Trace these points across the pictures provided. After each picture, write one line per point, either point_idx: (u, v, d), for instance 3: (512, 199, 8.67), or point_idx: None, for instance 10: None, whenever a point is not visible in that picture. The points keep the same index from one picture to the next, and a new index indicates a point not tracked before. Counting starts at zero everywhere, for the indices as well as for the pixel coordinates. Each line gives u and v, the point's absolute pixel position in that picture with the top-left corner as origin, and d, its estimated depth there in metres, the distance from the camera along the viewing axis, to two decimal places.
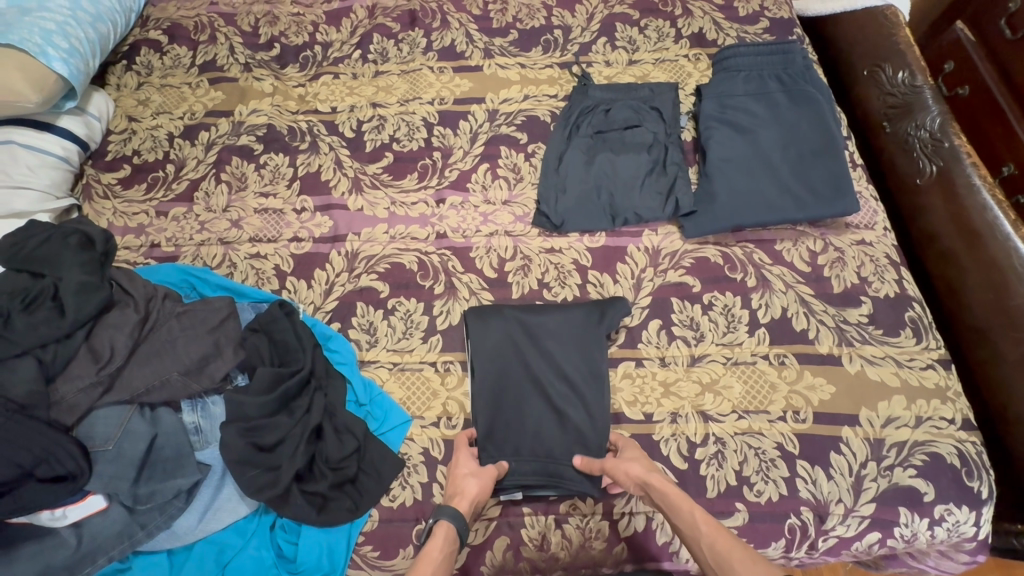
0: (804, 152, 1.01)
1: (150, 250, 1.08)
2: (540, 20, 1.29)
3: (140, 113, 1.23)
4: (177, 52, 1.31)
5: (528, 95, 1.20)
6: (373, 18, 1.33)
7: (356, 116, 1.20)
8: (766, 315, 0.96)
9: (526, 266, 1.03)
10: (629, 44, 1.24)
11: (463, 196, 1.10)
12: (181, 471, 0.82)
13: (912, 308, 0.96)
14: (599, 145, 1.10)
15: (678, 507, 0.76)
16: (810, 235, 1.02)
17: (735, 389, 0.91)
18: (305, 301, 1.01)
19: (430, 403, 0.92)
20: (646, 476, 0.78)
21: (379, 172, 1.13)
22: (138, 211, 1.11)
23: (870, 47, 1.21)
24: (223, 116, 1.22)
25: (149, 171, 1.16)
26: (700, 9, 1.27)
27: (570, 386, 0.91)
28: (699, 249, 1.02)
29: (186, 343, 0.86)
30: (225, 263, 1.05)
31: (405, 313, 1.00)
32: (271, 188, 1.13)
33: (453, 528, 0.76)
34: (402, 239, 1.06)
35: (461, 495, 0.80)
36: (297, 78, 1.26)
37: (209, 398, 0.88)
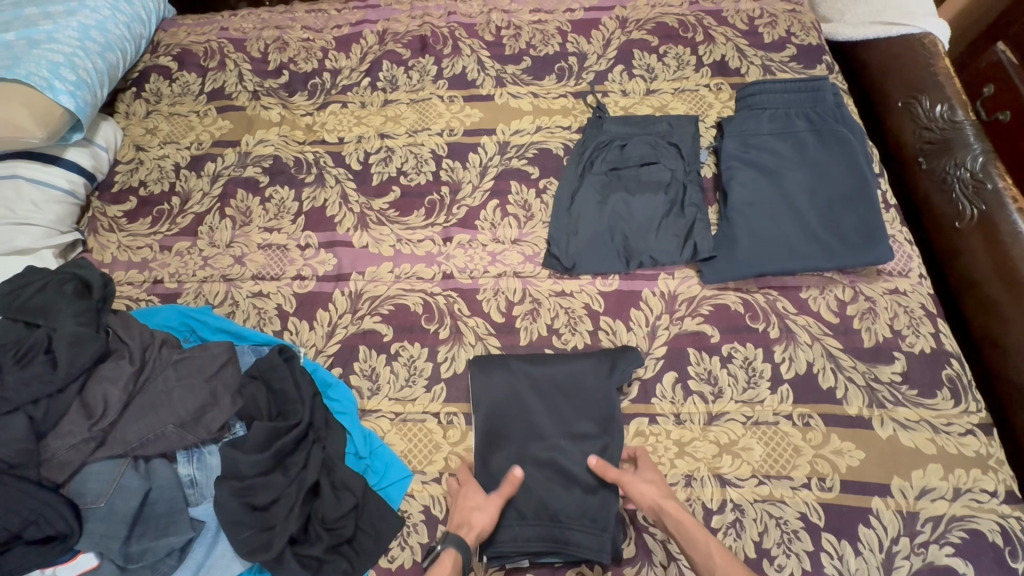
0: (834, 197, 0.95)
1: (153, 286, 1.06)
2: (554, 46, 1.25)
3: (147, 142, 1.22)
4: (186, 79, 1.30)
5: (540, 127, 1.15)
6: (383, 44, 1.30)
7: (363, 147, 1.17)
8: (790, 370, 0.90)
9: (535, 311, 0.98)
10: (647, 72, 1.19)
11: (471, 234, 1.06)
12: (174, 528, 0.79)
13: (949, 365, 0.89)
14: (613, 183, 1.05)
15: (691, 537, 0.72)
16: (839, 283, 0.95)
17: (755, 451, 0.85)
18: (307, 344, 0.98)
19: (432, 456, 0.89)
20: (659, 500, 0.76)
21: (385, 207, 1.10)
22: (142, 245, 1.10)
23: (905, 78, 1.14)
24: (230, 146, 1.20)
25: (154, 204, 1.14)
26: (722, 35, 1.21)
27: (579, 445, 0.86)
28: (719, 295, 0.96)
29: (182, 394, 0.85)
30: (227, 301, 1.03)
31: (408, 359, 0.96)
32: (275, 222, 1.10)
33: (459, 557, 0.73)
34: (407, 279, 1.03)
35: (470, 526, 0.76)
36: (305, 106, 1.24)
37: (205, 448, 0.86)
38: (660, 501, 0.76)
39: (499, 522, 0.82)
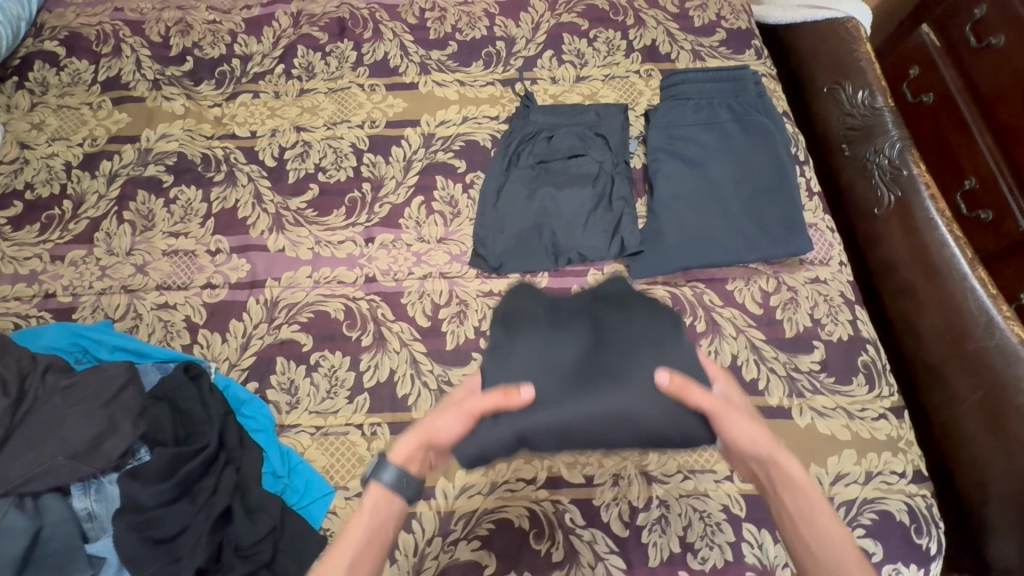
0: (756, 188, 0.93)
1: (45, 301, 0.97)
2: (481, 30, 1.19)
3: (33, 139, 1.10)
4: (76, 66, 1.18)
5: (467, 117, 1.10)
6: (297, 27, 1.20)
7: (278, 141, 1.09)
8: (715, 364, 0.90)
9: (461, 313, 0.95)
10: (577, 58, 1.15)
11: (394, 233, 1.01)
12: (71, 567, 0.74)
13: (865, 351, 0.91)
14: (541, 176, 1.01)
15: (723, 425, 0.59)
16: (763, 274, 0.96)
17: (680, 447, 0.86)
18: (219, 358, 0.92)
19: (355, 470, 0.85)
20: (744, 444, 0.57)
21: (303, 207, 1.03)
22: (31, 255, 1.00)
23: (829, 63, 1.14)
24: (129, 142, 1.10)
25: (43, 209, 1.04)
26: (653, 18, 1.18)
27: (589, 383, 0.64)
28: (647, 289, 0.95)
29: (74, 423, 0.78)
30: (129, 314, 0.95)
31: (329, 369, 0.91)
32: (182, 226, 1.02)
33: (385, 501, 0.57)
34: (328, 283, 0.97)
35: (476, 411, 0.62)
36: (213, 97, 1.14)
37: (105, 478, 0.79)
38: (770, 467, 0.56)
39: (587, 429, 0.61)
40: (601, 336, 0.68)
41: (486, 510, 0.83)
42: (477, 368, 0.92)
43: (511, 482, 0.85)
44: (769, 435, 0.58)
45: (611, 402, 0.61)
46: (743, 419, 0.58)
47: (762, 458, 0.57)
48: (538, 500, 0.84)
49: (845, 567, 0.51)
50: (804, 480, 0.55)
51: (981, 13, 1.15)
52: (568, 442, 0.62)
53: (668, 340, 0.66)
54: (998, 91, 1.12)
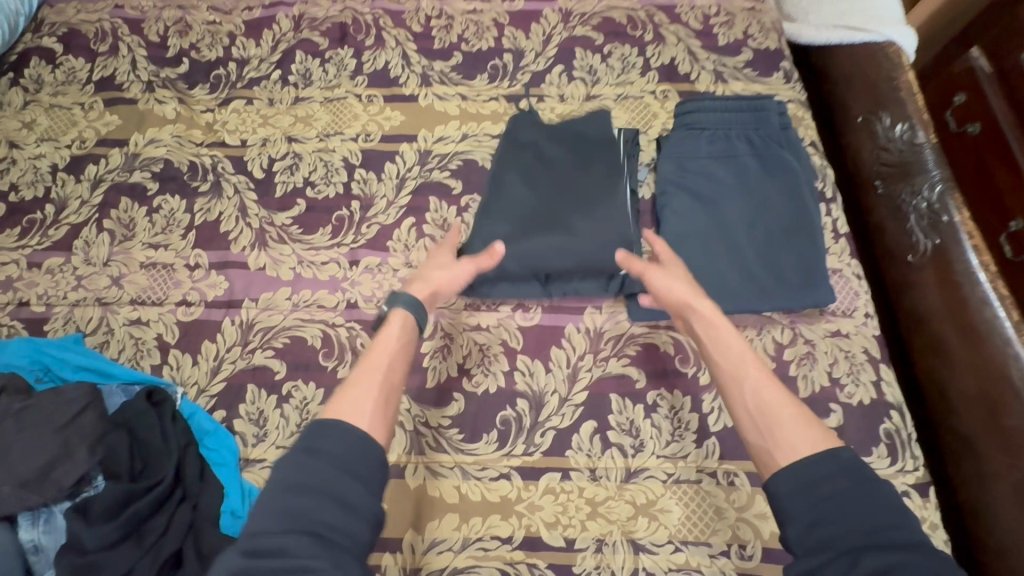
0: (773, 231, 0.84)
1: (17, 310, 0.93)
2: (488, 41, 1.12)
3: (23, 139, 1.08)
4: (72, 64, 1.15)
5: (466, 134, 1.04)
6: (298, 31, 1.15)
7: (268, 152, 1.04)
8: (718, 422, 0.82)
9: (446, 347, 0.89)
10: (588, 75, 1.08)
11: (381, 257, 0.95)
12: None
13: (888, 418, 0.82)
14: (537, 178, 0.93)
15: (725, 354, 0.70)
16: (778, 323, 0.87)
17: (673, 514, 0.78)
18: (188, 382, 0.87)
19: None
20: (692, 299, 0.75)
21: (288, 223, 0.98)
22: (8, 260, 0.97)
23: (867, 91, 1.04)
24: (117, 145, 1.06)
25: (25, 212, 1.01)
26: (674, 34, 1.10)
27: (551, 218, 0.89)
28: (649, 333, 0.88)
29: (25, 449, 0.75)
30: (101, 329, 0.91)
31: (301, 401, 0.86)
32: (163, 237, 0.98)
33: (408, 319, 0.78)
34: (307, 307, 0.92)
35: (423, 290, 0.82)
36: (206, 101, 1.10)
37: (55, 508, 0.75)
38: (727, 329, 0.72)
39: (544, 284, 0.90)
40: (559, 204, 0.90)
41: (455, 570, 0.77)
42: (457, 411, 0.85)
43: (484, 539, 0.78)
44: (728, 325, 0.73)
45: (569, 241, 0.87)
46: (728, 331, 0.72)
47: (709, 337, 0.73)
48: (512, 561, 0.77)
49: (793, 449, 0.59)
50: (739, 343, 0.70)
51: None
52: (534, 270, 0.87)
53: (617, 201, 0.90)
54: None
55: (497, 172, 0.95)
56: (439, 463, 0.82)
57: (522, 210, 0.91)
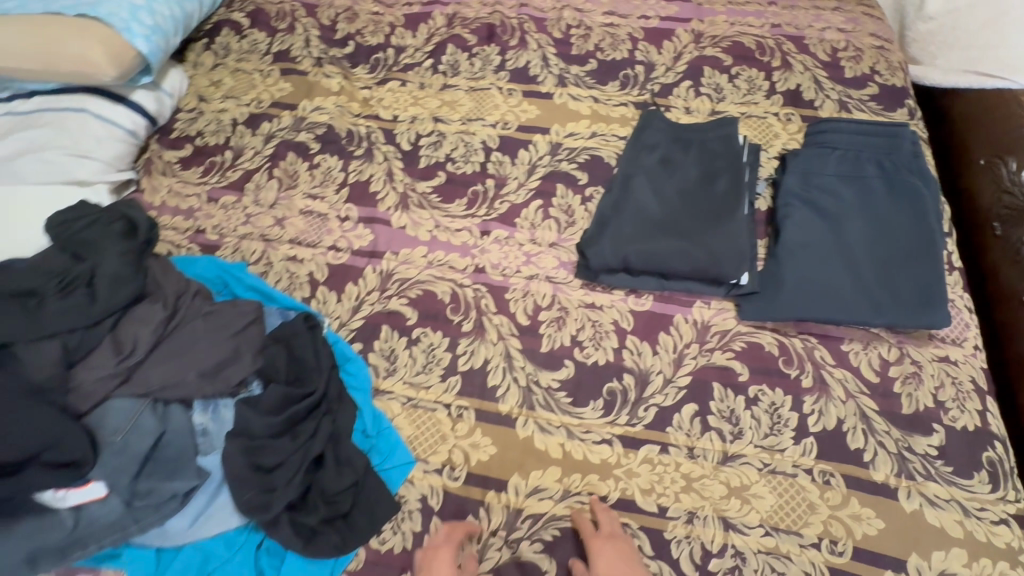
0: (895, 251, 0.87)
1: (195, 235, 1.08)
2: (623, 52, 1.21)
3: (210, 94, 1.25)
4: (255, 37, 1.32)
5: (596, 133, 1.13)
6: (451, 28, 1.29)
7: (416, 128, 1.17)
8: (818, 424, 0.86)
9: (561, 319, 0.97)
10: (715, 92, 1.15)
11: (509, 231, 1.04)
12: (181, 474, 0.82)
13: (991, 447, 0.83)
14: (662, 181, 0.98)
15: None
16: (884, 341, 0.90)
17: (765, 500, 0.82)
18: (332, 315, 0.99)
19: (437, 447, 0.88)
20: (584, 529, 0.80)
21: (429, 191, 1.10)
22: (192, 193, 1.13)
23: (993, 135, 1.07)
24: (287, 109, 1.22)
25: (208, 155, 1.17)
26: (801, 64, 1.16)
27: (674, 220, 0.95)
28: (755, 333, 0.93)
29: (207, 346, 0.85)
30: (262, 261, 1.05)
31: (428, 346, 0.96)
32: (320, 190, 1.11)
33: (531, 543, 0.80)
34: (439, 266, 1.02)
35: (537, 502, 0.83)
36: (365, 80, 1.24)
37: (221, 401, 0.87)
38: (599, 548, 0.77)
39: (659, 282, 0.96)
40: (683, 208, 0.95)
41: (554, 517, 0.83)
42: (567, 375, 0.92)
43: (581, 494, 0.84)
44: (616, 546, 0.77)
45: (690, 245, 0.92)
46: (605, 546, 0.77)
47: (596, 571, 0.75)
48: None
49: None
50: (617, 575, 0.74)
51: None
52: (654, 267, 0.93)
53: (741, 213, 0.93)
54: None
55: (625, 174, 1.01)
56: (547, 420, 0.89)
57: (648, 210, 0.96)
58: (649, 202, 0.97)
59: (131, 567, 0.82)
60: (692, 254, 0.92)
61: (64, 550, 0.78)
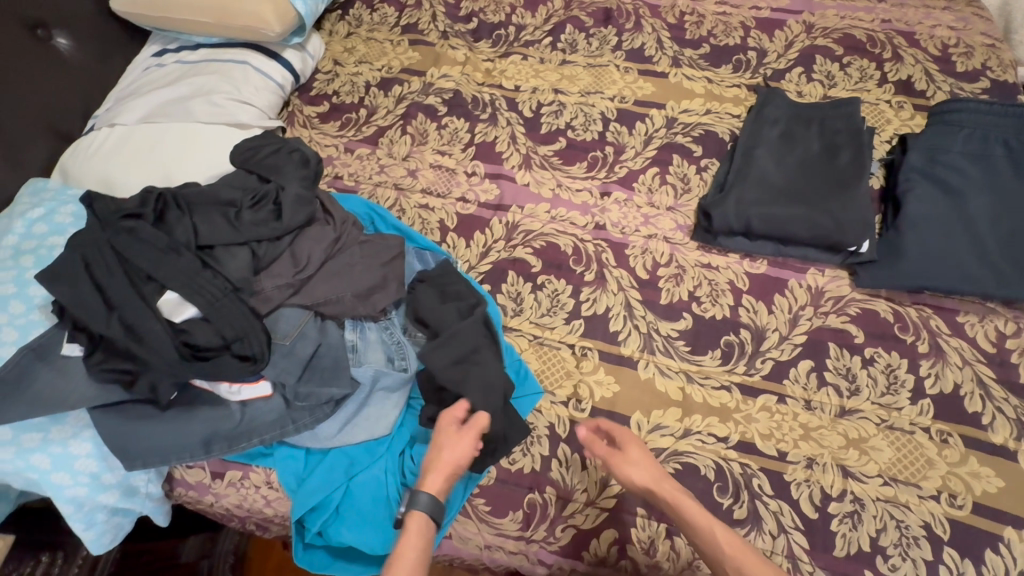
0: (1018, 227, 0.92)
1: (334, 181, 1.18)
2: (735, 39, 1.28)
3: (345, 59, 1.36)
4: (385, 11, 1.43)
5: (710, 110, 1.19)
6: (568, 10, 1.37)
7: (537, 98, 1.25)
8: (935, 387, 0.89)
9: (679, 275, 1.02)
10: (826, 78, 1.20)
11: (628, 194, 1.11)
12: (337, 381, 0.89)
13: None
14: (783, 153, 1.05)
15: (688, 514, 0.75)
16: (1001, 315, 0.93)
17: (884, 453, 0.85)
18: (462, 259, 1.07)
19: (563, 381, 0.95)
20: (629, 469, 0.79)
21: (550, 154, 1.17)
22: (330, 143, 1.23)
23: None
24: (416, 75, 1.31)
25: (344, 112, 1.27)
26: (912, 56, 1.21)
27: (796, 190, 1.00)
28: (869, 300, 0.97)
29: (364, 270, 0.94)
30: (396, 207, 1.14)
31: (553, 291, 1.02)
32: (448, 148, 1.20)
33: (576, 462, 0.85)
34: (562, 222, 1.09)
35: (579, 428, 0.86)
36: (488, 53, 1.34)
37: (367, 323, 0.96)
38: (657, 487, 0.77)
39: (778, 247, 1.01)
40: (804, 181, 1.01)
41: (675, 452, 0.88)
42: (686, 326, 0.98)
43: (702, 434, 0.89)
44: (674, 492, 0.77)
45: (813, 213, 0.97)
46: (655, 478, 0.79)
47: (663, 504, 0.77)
48: (727, 458, 0.87)
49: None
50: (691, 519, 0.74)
51: None
52: (774, 233, 0.99)
53: (865, 186, 0.98)
54: None
55: (746, 147, 1.07)
56: (667, 365, 0.95)
57: (769, 180, 1.02)
58: (771, 173, 1.03)
59: (281, 466, 0.90)
60: (814, 221, 0.97)
61: (232, 439, 0.87)
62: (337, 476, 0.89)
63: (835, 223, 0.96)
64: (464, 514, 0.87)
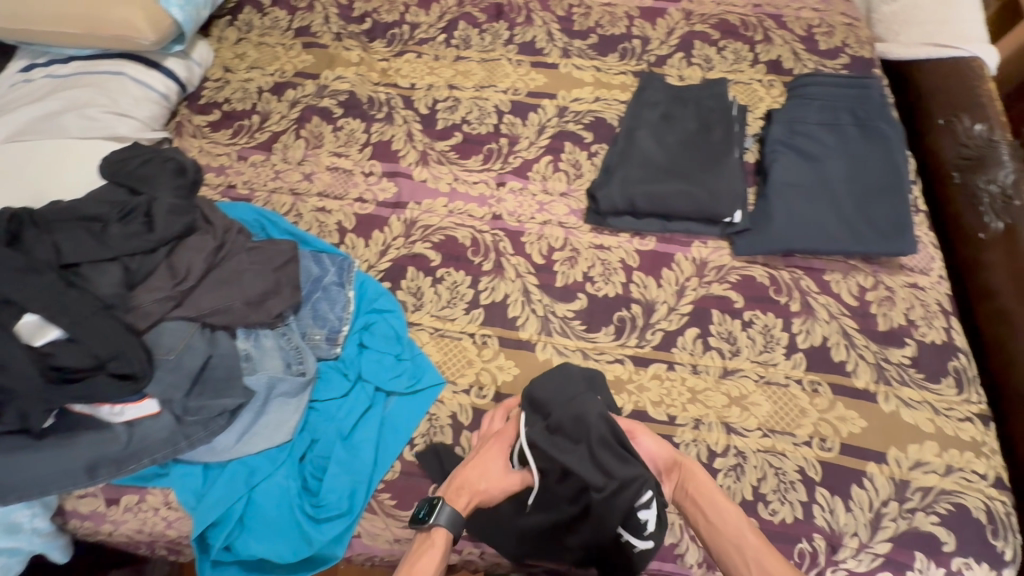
0: (871, 187, 0.99)
1: (227, 190, 1.16)
2: (620, 28, 1.33)
3: (235, 65, 1.33)
4: (277, 15, 1.41)
5: (598, 98, 1.23)
6: (461, 7, 1.39)
7: (433, 94, 1.26)
8: (806, 341, 0.96)
9: (574, 258, 1.06)
10: (705, 62, 1.27)
11: (523, 182, 1.14)
12: (230, 391, 0.88)
13: (957, 357, 0.94)
14: (663, 132, 1.11)
15: (722, 513, 0.76)
16: (862, 271, 1.02)
17: (763, 407, 0.91)
18: (361, 258, 1.07)
19: (464, 370, 0.96)
20: (681, 460, 0.82)
21: (447, 149, 1.19)
22: (222, 152, 1.20)
23: (950, 97, 1.20)
24: (311, 78, 1.30)
25: (236, 119, 1.24)
26: (780, 38, 1.29)
27: (673, 167, 1.06)
28: (747, 267, 1.03)
29: (253, 276, 0.92)
30: (293, 212, 1.12)
31: (452, 284, 1.04)
32: (344, 149, 1.20)
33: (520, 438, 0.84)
34: (460, 215, 1.11)
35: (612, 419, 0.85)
36: (383, 52, 1.34)
37: (262, 331, 0.95)
38: (704, 483, 0.79)
39: (662, 224, 1.07)
40: (680, 158, 1.07)
41: None
42: (581, 306, 1.01)
43: None
44: (717, 491, 0.79)
45: (689, 188, 1.02)
46: (698, 474, 0.80)
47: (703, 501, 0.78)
48: None
49: None
50: (732, 521, 0.75)
51: None
52: (656, 209, 1.04)
53: (734, 159, 1.04)
54: None
55: (629, 130, 1.13)
56: (564, 345, 0.98)
57: (650, 159, 1.07)
58: (652, 152, 1.08)
59: (179, 483, 0.88)
60: (691, 196, 1.02)
61: (121, 461, 0.84)
62: (237, 488, 0.87)
63: (710, 196, 1.02)
64: (371, 511, 0.88)
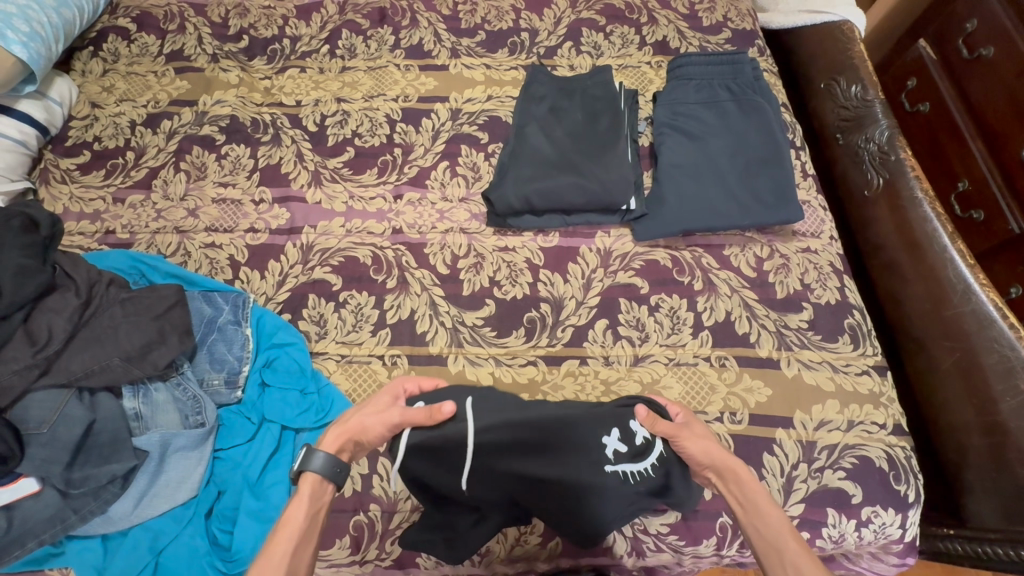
0: (752, 161, 1.05)
1: (105, 236, 1.08)
2: (508, 22, 1.30)
3: (103, 100, 1.23)
4: (145, 40, 1.31)
5: (491, 96, 1.21)
6: (343, 14, 1.33)
7: (320, 110, 1.21)
8: (710, 318, 0.98)
9: (478, 264, 1.04)
10: (594, 49, 1.26)
11: (421, 192, 1.11)
12: (119, 456, 0.82)
13: (851, 315, 0.98)
14: (553, 125, 1.12)
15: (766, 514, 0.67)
16: (757, 241, 1.04)
17: (674, 389, 0.93)
18: (257, 292, 1.02)
19: (376, 395, 0.93)
20: (729, 462, 0.71)
21: (339, 166, 1.14)
22: (95, 196, 1.12)
23: (826, 62, 1.26)
24: (187, 105, 1.22)
25: (108, 158, 1.16)
26: (665, 17, 1.30)
27: (564, 160, 1.06)
28: (649, 251, 1.04)
29: (129, 329, 0.86)
30: (179, 252, 1.06)
31: (356, 306, 1.00)
32: (230, 178, 1.13)
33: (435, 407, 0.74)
34: (358, 233, 1.07)
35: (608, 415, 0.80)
36: (264, 70, 1.27)
37: (152, 384, 0.89)
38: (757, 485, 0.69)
39: (562, 218, 1.06)
40: (569, 150, 1.08)
41: None
42: (490, 312, 1.00)
43: None
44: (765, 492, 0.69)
45: (579, 180, 1.03)
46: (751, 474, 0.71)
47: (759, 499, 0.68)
48: None
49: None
50: (778, 522, 0.65)
51: (971, 28, 1.23)
52: (552, 204, 1.04)
53: (621, 145, 1.06)
54: (985, 103, 1.20)
55: (520, 126, 1.13)
56: (476, 354, 0.96)
57: (541, 155, 1.08)
58: (541, 146, 1.09)
59: (76, 561, 0.81)
60: (583, 188, 1.02)
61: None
62: (141, 555, 0.82)
63: (602, 185, 1.02)
64: None
